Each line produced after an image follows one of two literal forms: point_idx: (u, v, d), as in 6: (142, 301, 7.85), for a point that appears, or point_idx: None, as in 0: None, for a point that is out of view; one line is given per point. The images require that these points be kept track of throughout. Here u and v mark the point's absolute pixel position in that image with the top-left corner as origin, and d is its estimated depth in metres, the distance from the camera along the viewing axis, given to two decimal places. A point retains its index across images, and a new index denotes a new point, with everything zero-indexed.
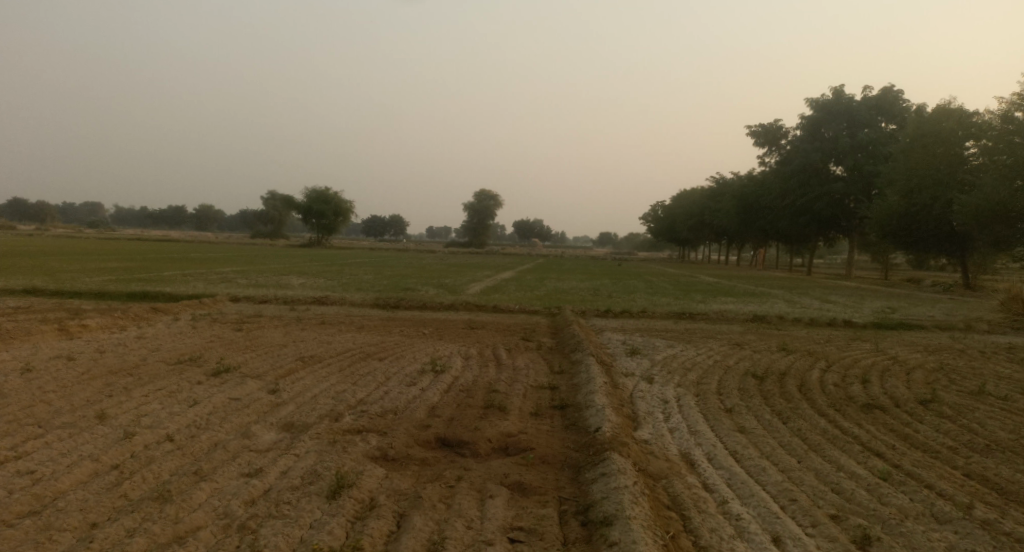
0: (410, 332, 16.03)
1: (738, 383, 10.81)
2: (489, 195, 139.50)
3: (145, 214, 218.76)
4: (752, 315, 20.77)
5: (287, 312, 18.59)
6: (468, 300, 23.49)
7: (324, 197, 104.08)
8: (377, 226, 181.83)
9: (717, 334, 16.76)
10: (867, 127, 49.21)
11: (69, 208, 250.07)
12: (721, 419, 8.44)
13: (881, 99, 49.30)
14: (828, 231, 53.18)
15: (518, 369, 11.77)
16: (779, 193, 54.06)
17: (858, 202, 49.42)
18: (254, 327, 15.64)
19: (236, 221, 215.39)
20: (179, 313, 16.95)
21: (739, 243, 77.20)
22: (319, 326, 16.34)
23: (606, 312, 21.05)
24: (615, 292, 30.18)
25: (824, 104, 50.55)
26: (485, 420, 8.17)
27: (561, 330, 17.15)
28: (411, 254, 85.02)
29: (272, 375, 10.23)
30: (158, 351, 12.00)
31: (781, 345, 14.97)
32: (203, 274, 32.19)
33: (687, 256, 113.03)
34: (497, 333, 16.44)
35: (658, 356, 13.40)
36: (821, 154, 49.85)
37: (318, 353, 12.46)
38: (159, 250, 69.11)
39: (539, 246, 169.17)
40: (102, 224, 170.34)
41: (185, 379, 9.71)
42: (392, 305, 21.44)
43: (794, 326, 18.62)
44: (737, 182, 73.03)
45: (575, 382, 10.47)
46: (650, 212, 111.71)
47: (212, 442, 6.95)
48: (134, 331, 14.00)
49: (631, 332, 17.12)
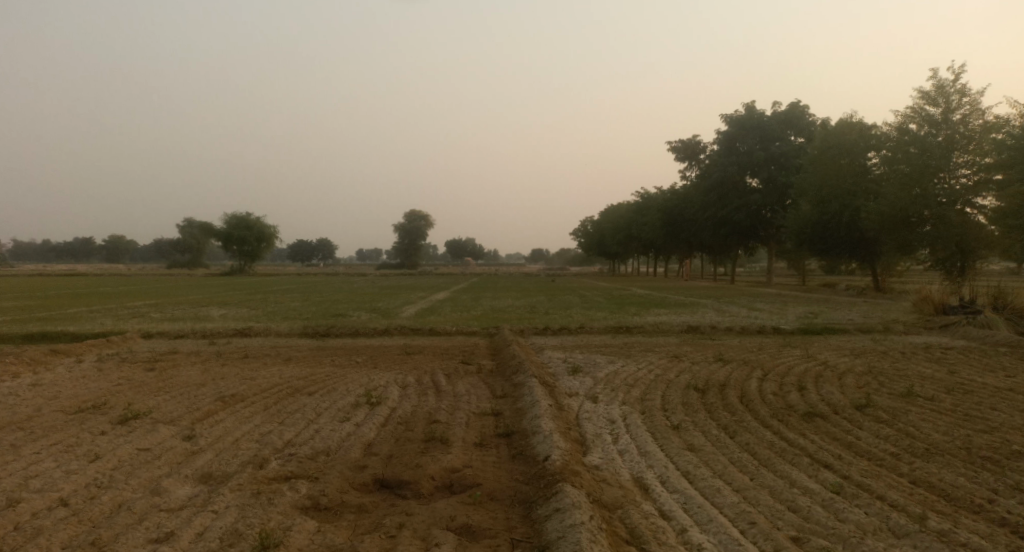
0: (341, 361, 15.24)
1: (682, 398, 10.71)
2: (419, 216, 137.99)
3: (47, 246, 204.33)
4: (687, 326, 21.04)
5: (207, 347, 17.36)
6: (402, 324, 22.75)
7: (246, 223, 100.06)
8: (305, 251, 176.57)
9: (655, 348, 16.79)
10: (778, 140, 51.68)
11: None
12: (669, 438, 8.23)
13: (789, 114, 51.95)
14: (749, 241, 55.37)
15: (459, 396, 11.27)
16: (701, 205, 55.94)
17: (775, 212, 51.72)
18: (169, 365, 14.43)
19: (151, 250, 204.31)
20: (82, 355, 15.47)
21: (667, 255, 79.39)
22: (242, 361, 15.28)
23: (544, 330, 20.83)
24: (551, 309, 30.12)
25: (738, 119, 52.82)
26: (426, 455, 7.63)
27: (500, 351, 16.75)
28: (341, 279, 82.82)
29: (189, 419, 9.31)
30: (56, 399, 10.78)
31: (718, 356, 15.10)
32: (112, 309, 29.92)
33: (617, 270, 115.33)
34: (434, 357, 15.86)
35: (600, 374, 13.22)
36: (739, 167, 51.99)
37: (241, 391, 11.54)
38: (64, 285, 64.27)
39: (472, 265, 168.57)
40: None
41: (86, 429, 8.66)
42: (322, 333, 20.47)
43: (728, 335, 18.94)
44: (662, 196, 75.23)
45: (518, 407, 10.08)
46: (580, 228, 113.50)
47: (116, 502, 6.09)
48: (29, 378, 12.58)
49: (571, 350, 16.92)
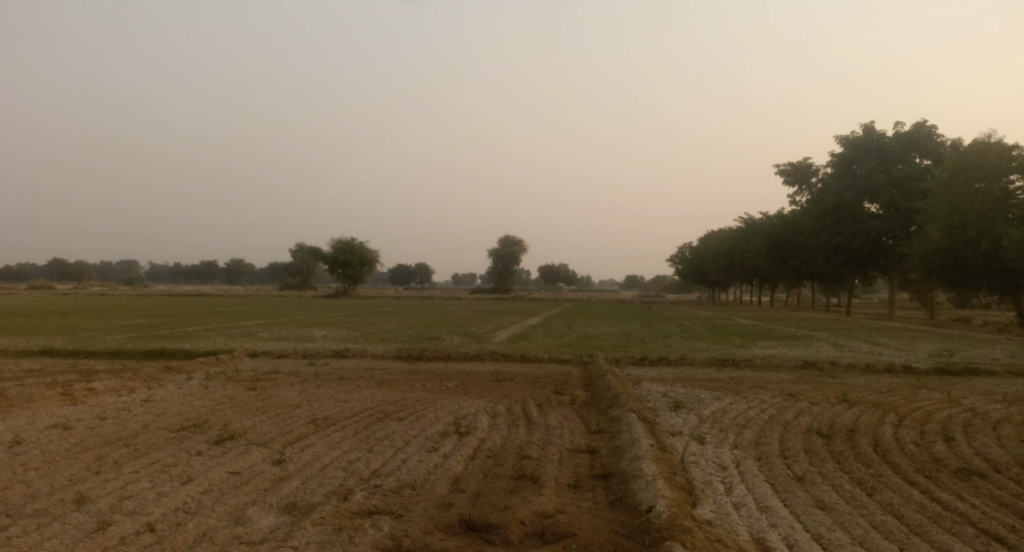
0: (433, 386, 15.02)
1: (803, 445, 9.53)
2: (514, 241, 139.17)
3: (177, 268, 223.89)
4: (800, 361, 19.35)
5: (306, 367, 17.77)
6: (494, 349, 22.44)
7: (350, 247, 104.73)
8: (403, 275, 182.75)
9: (766, 384, 15.40)
10: (901, 163, 48.01)
11: (107, 264, 256.86)
12: (793, 493, 7.19)
13: (912, 134, 48.10)
14: (867, 269, 51.22)
15: (552, 429, 10.62)
16: (811, 231, 52.57)
17: (896, 239, 47.70)
18: (269, 385, 14.76)
19: (265, 272, 218.88)
20: (193, 372, 16.19)
21: (772, 283, 75.18)
22: (337, 382, 15.40)
23: (641, 360, 19.82)
24: (648, 338, 28.86)
25: (854, 141, 49.40)
26: (515, 495, 7.03)
27: (595, 381, 15.93)
28: (437, 301, 84.68)
29: (280, 442, 9.26)
30: (163, 416, 11.10)
31: (840, 397, 13.57)
32: (225, 328, 31.70)
33: (717, 298, 110.65)
34: (526, 386, 15.30)
35: (705, 412, 12.14)
36: (855, 192, 48.47)
37: (333, 414, 11.47)
38: (188, 303, 69.63)
39: (565, 291, 167.74)
40: (137, 280, 175.22)
41: (184, 449, 8.75)
42: (416, 356, 20.48)
43: (850, 373, 17.16)
44: (767, 221, 71.54)
45: (617, 446, 9.32)
46: (677, 254, 110.18)
47: (200, 531, 5.88)
48: (143, 394, 13.16)
49: (671, 383, 15.83)
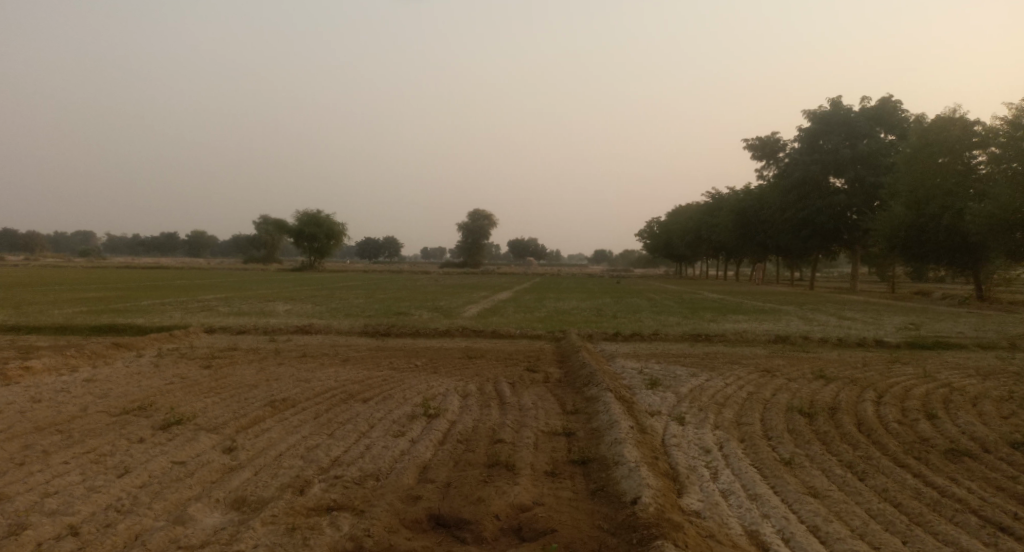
0: (400, 364, 14.39)
1: (786, 425, 9.18)
2: (483, 214, 137.83)
3: (135, 240, 217.01)
4: (773, 335, 19.22)
5: (266, 343, 16.93)
6: (463, 324, 21.84)
7: (315, 219, 102.54)
8: (371, 248, 180.26)
9: (741, 360, 15.15)
10: (867, 138, 48.20)
11: (60, 235, 247.30)
12: (783, 478, 6.80)
13: (878, 110, 48.32)
14: (832, 244, 51.87)
15: (525, 410, 10.10)
16: (779, 206, 52.86)
17: (861, 214, 48.28)
18: (225, 363, 13.92)
19: (229, 246, 213.75)
20: (144, 349, 15.22)
21: (739, 258, 75.95)
22: (299, 360, 14.64)
23: (614, 335, 19.45)
24: (619, 312, 28.61)
25: (821, 115, 49.45)
26: (489, 486, 6.48)
27: (569, 357, 15.46)
28: (406, 275, 83.48)
29: (233, 427, 8.54)
30: (105, 398, 10.22)
31: (817, 373, 13.35)
32: (183, 303, 30.43)
33: (685, 272, 111.72)
34: (497, 362, 14.75)
35: (683, 390, 11.77)
36: (821, 166, 48.57)
37: (293, 394, 10.75)
38: (145, 277, 67.27)
39: (535, 265, 167.72)
40: (94, 253, 169.64)
41: (124, 435, 7.96)
42: (382, 332, 19.79)
43: (824, 348, 17.03)
44: (735, 196, 71.92)
45: (595, 428, 8.86)
46: (646, 228, 110.61)
47: (133, 534, 5.16)
48: (85, 373, 12.21)
49: (646, 359, 15.46)
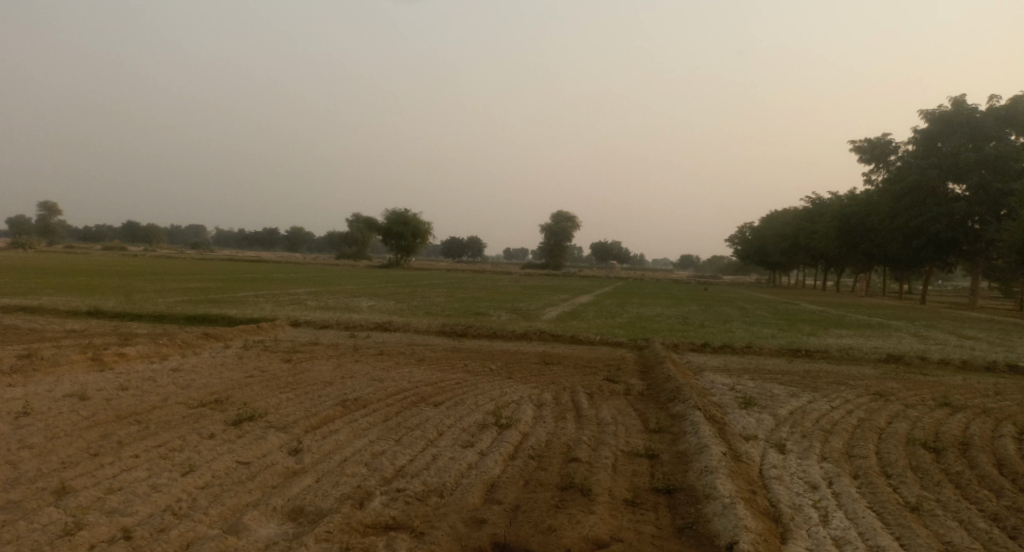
0: (475, 367, 13.99)
1: (907, 461, 7.99)
2: (567, 217, 136.78)
3: (240, 235, 231.74)
4: (884, 354, 17.44)
5: (346, 340, 17.02)
6: (543, 328, 21.27)
7: (403, 218, 105.23)
8: (457, 248, 183.47)
9: (848, 381, 13.71)
10: (994, 140, 43.65)
11: (176, 229, 267.88)
12: (911, 528, 5.76)
13: (1010, 108, 43.57)
14: (948, 254, 47.46)
15: (604, 425, 9.38)
16: (887, 212, 48.91)
17: (985, 223, 43.87)
18: (304, 358, 13.99)
19: (323, 242, 224.07)
20: (231, 341, 15.62)
21: (839, 267, 71.21)
22: (376, 358, 14.53)
23: (702, 346, 18.27)
24: (707, 321, 27.16)
25: (941, 115, 45.25)
26: (562, 513, 5.85)
27: (653, 369, 14.54)
28: (488, 275, 83.92)
29: (302, 426, 8.34)
30: (186, 388, 10.36)
31: (939, 401, 11.82)
32: (275, 295, 31.61)
33: (778, 280, 106.25)
34: (576, 371, 14.06)
35: (781, 412, 10.65)
36: (940, 170, 44.53)
37: (364, 394, 10.53)
38: (247, 269, 71.18)
39: (618, 269, 164.99)
40: (203, 245, 182.53)
41: (196, 429, 7.89)
42: (460, 333, 19.54)
43: (945, 372, 15.23)
44: (837, 201, 67.41)
45: (682, 452, 8.03)
46: (737, 234, 106.11)
47: (185, 542, 4.92)
48: (174, 363, 12.54)
49: (738, 374, 14.28)
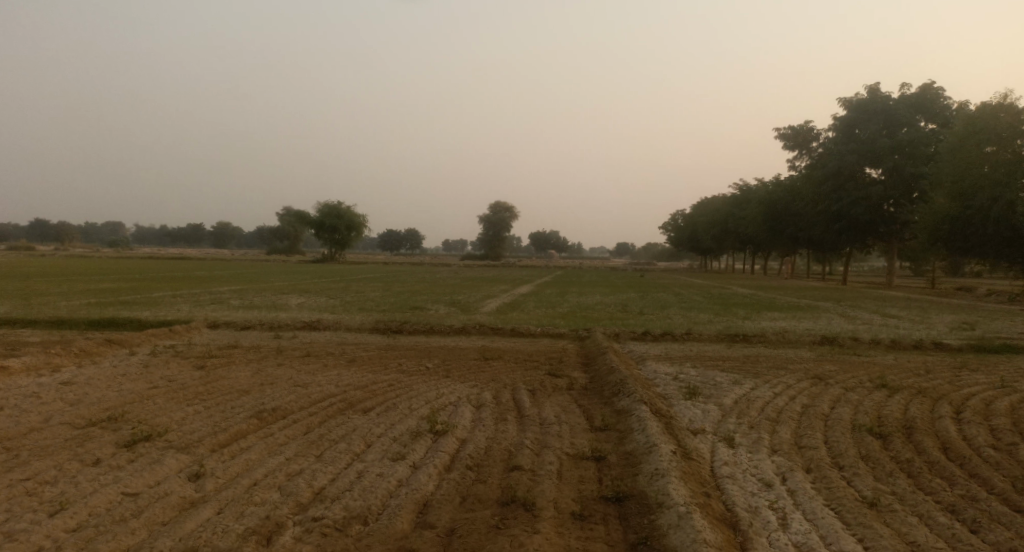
0: (409, 366, 13.15)
1: (857, 450, 7.73)
2: (504, 207, 136.11)
3: (162, 232, 220.02)
4: (818, 336, 17.69)
5: (270, 341, 15.79)
6: (481, 320, 20.57)
7: (337, 211, 102.03)
8: (393, 240, 180.12)
9: (787, 365, 13.67)
10: (907, 126, 45.76)
11: (91, 227, 252.06)
12: (873, 528, 5.40)
13: (920, 96, 45.75)
14: (868, 237, 49.64)
15: (547, 426, 8.77)
16: (811, 197, 50.72)
17: (899, 206, 46.09)
18: (220, 364, 12.78)
19: (253, 238, 215.69)
20: (137, 347, 14.14)
21: (767, 251, 73.67)
22: (301, 361, 13.45)
23: (643, 334, 18.02)
24: (646, 308, 27.15)
25: (858, 103, 47.08)
26: (502, 535, 5.18)
27: (595, 360, 14.11)
28: (425, 267, 82.56)
29: (208, 445, 7.34)
30: (77, 405, 9.10)
31: (877, 382, 11.85)
32: (194, 295, 29.55)
33: (710, 266, 109.27)
34: (515, 365, 13.44)
35: (726, 402, 10.33)
36: (858, 156, 46.34)
37: (285, 402, 9.54)
38: (168, 268, 67.19)
39: (556, 258, 166.17)
40: (122, 243, 172.26)
41: (78, 456, 6.78)
42: (395, 329, 18.60)
43: (876, 352, 15.50)
44: (765, 188, 69.55)
45: (631, 453, 7.52)
46: (670, 221, 108.33)
47: None
48: (66, 375, 11.14)
49: (681, 363, 14.02)
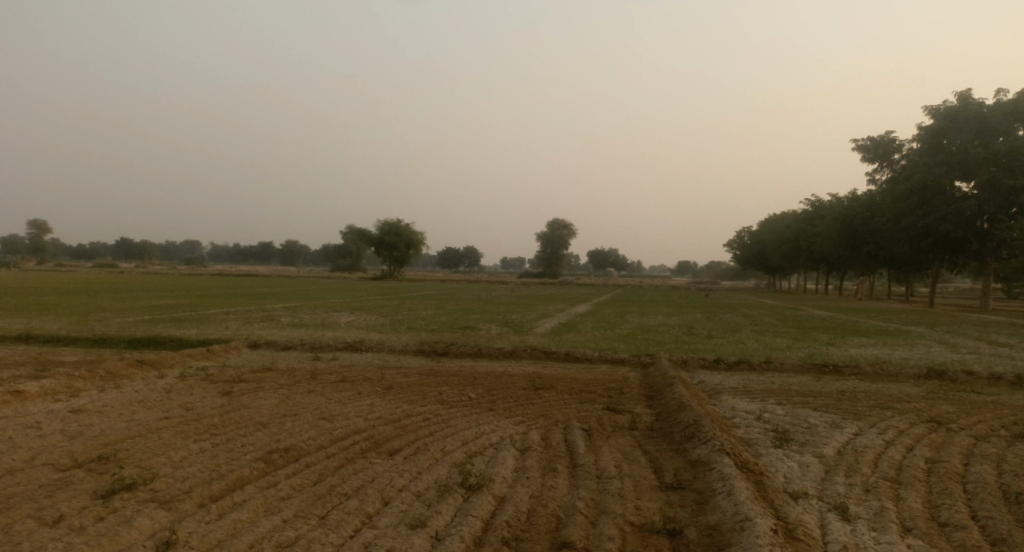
0: (450, 395, 11.78)
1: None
2: (563, 224, 134.62)
3: (234, 249, 229.16)
4: (922, 367, 15.31)
5: (308, 363, 14.76)
6: (533, 343, 19.10)
7: (396, 229, 103.11)
8: (452, 258, 181.18)
9: (893, 405, 11.57)
10: (1002, 134, 41.67)
11: (171, 245, 265.73)
12: None
13: (1019, 102, 41.61)
14: (959, 255, 45.56)
15: (606, 480, 7.18)
16: (894, 213, 46.98)
17: (995, 221, 41.98)
18: (248, 390, 11.74)
19: (318, 255, 222.06)
20: (167, 369, 13.35)
21: (842, 271, 69.27)
22: (334, 387, 12.26)
23: (714, 361, 16.13)
24: (714, 332, 25.03)
25: (946, 111, 43.28)
26: None
27: (662, 393, 12.36)
28: (482, 286, 82.07)
29: (195, 499, 6.09)
30: (76, 438, 8.13)
31: (1015, 431, 9.65)
32: (246, 311, 29.31)
33: (780, 285, 104.32)
34: (569, 398, 11.87)
35: (827, 453, 8.42)
36: (947, 167, 42.57)
37: (303, 440, 8.27)
38: (233, 284, 68.99)
39: (616, 277, 162.97)
40: (196, 261, 180.31)
41: (39, 511, 5.66)
42: (441, 351, 17.38)
43: (999, 389, 13.11)
44: (840, 203, 65.50)
45: (717, 527, 5.83)
46: (736, 238, 104.20)
47: None
48: (82, 400, 10.31)
49: (762, 399, 12.09)
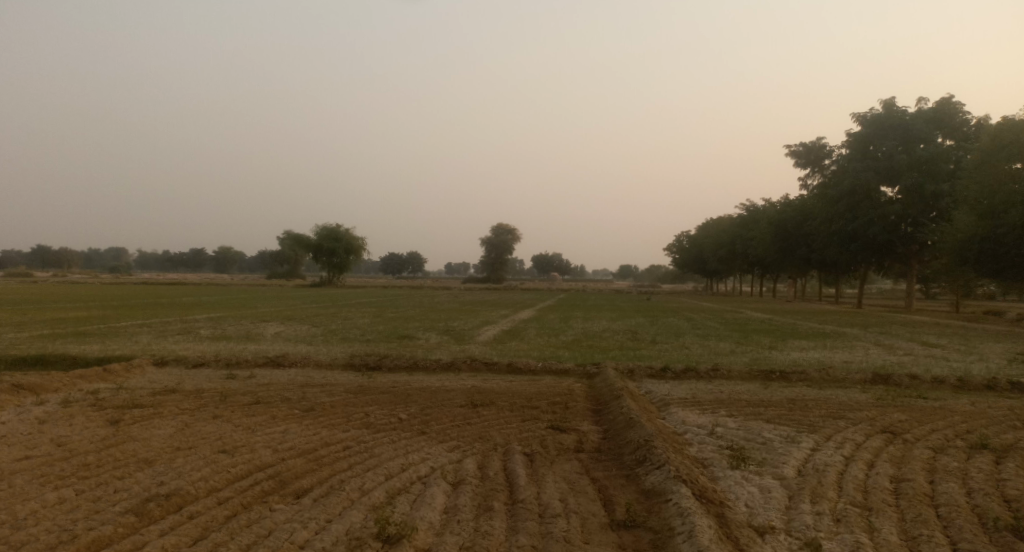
0: (378, 417, 10.57)
1: None
2: (507, 229, 134.12)
3: (164, 256, 218.33)
4: (867, 372, 15.06)
5: (219, 383, 13.23)
6: (474, 353, 18.02)
7: (333, 234, 99.94)
8: (395, 264, 178.02)
9: (845, 414, 11.09)
10: (923, 142, 43.29)
11: (95, 253, 251.45)
12: None
13: (938, 112, 43.39)
14: (886, 258, 47.14)
15: (549, 521, 6.17)
16: (826, 217, 48.26)
17: (918, 226, 43.62)
18: (143, 417, 10.21)
19: (255, 262, 214.37)
20: (50, 395, 11.61)
21: (777, 274, 71.12)
22: (246, 411, 10.86)
23: (661, 370, 15.45)
24: (658, 337, 24.54)
25: (873, 119, 44.71)
26: None
27: (609, 407, 11.52)
28: (424, 292, 80.35)
29: None
30: None
31: (971, 441, 9.23)
32: (163, 323, 27.04)
33: (718, 288, 106.83)
34: (510, 415, 10.85)
35: (788, 475, 7.70)
36: (874, 173, 43.93)
37: (191, 484, 6.91)
38: (158, 293, 65.01)
39: (561, 282, 163.58)
40: (121, 269, 170.88)
41: None
42: (373, 365, 16.09)
43: (946, 395, 12.85)
44: (774, 208, 67.23)
45: None
46: (675, 243, 106.12)
47: None
48: None
49: (713, 410, 11.42)
